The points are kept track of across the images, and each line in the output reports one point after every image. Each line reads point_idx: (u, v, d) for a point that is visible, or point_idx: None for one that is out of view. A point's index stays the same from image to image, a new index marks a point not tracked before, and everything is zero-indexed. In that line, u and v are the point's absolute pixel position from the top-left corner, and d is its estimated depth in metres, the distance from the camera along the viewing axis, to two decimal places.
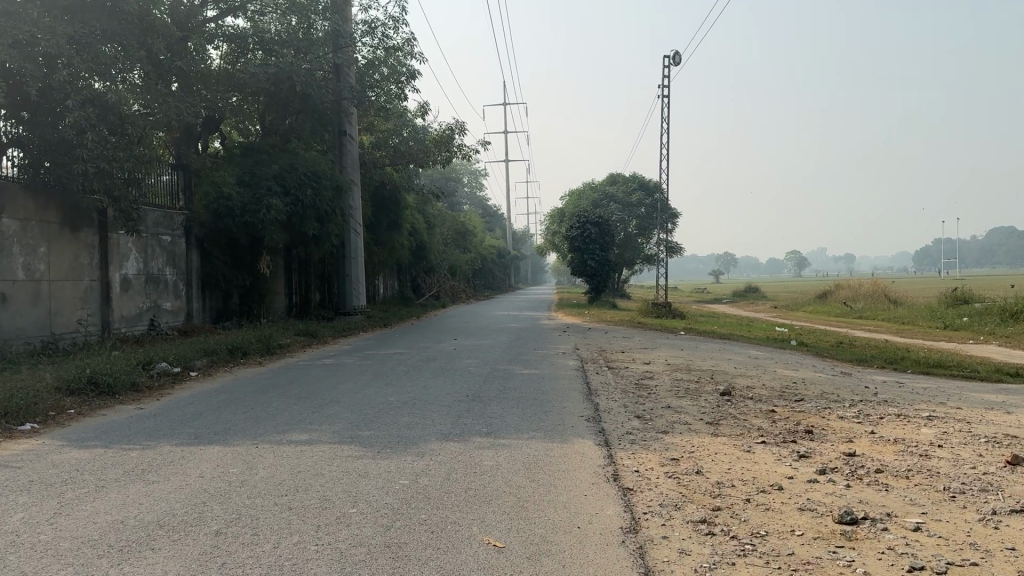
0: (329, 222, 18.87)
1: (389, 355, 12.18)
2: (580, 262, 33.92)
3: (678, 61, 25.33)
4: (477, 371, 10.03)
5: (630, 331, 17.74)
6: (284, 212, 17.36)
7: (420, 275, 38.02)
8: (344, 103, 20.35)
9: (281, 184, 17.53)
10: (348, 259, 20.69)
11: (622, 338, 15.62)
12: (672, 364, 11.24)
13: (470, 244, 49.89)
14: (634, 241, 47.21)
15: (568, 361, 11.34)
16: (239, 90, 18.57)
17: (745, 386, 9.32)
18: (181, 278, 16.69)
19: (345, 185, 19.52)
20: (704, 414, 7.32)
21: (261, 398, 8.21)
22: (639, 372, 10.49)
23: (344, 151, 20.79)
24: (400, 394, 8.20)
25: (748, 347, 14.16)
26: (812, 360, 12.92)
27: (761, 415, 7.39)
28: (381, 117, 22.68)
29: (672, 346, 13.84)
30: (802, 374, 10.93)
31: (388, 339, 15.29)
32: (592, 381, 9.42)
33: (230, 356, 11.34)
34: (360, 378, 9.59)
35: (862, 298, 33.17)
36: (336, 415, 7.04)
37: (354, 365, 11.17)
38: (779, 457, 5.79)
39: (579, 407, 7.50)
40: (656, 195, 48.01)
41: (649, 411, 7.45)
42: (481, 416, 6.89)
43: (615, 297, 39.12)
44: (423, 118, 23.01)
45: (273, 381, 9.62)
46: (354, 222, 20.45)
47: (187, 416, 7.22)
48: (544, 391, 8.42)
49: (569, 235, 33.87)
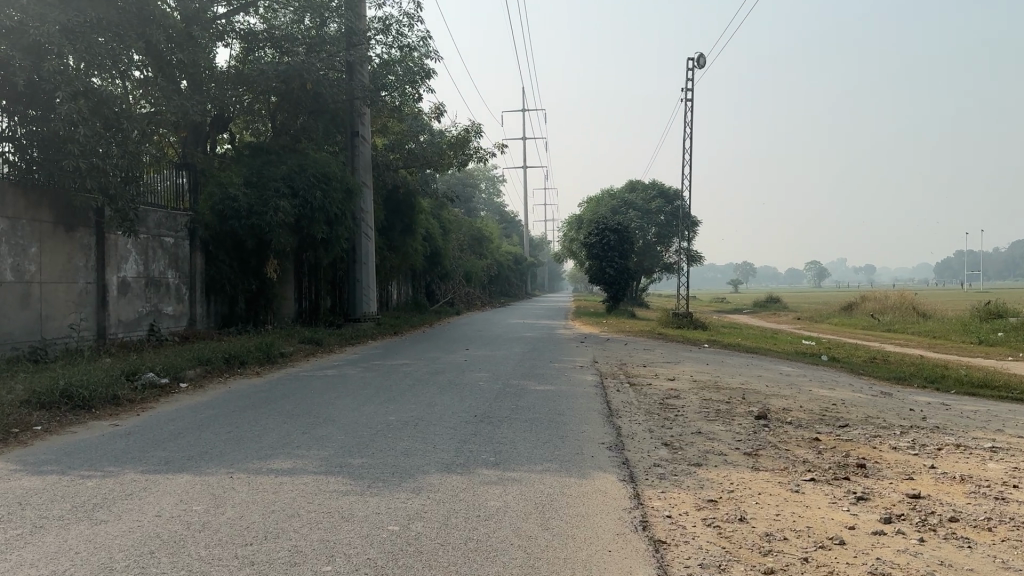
0: (339, 225, 18.20)
1: (396, 366, 11.44)
2: (599, 270, 33.10)
3: (701, 64, 24.55)
4: (487, 387, 9.26)
5: (651, 343, 16.92)
6: (292, 214, 16.69)
7: (435, 281, 37.38)
8: (356, 103, 19.72)
9: (289, 186, 16.87)
10: (359, 264, 20.00)
11: (643, 350, 14.80)
12: (699, 381, 10.41)
13: (485, 251, 49.17)
14: (653, 249, 46.38)
15: (586, 376, 10.54)
16: (248, 88, 17.98)
17: (781, 409, 8.47)
18: (184, 281, 16.06)
19: (356, 187, 18.83)
20: (740, 443, 6.51)
21: (250, 416, 7.48)
22: (663, 390, 9.67)
23: (356, 152, 20.11)
24: (401, 413, 7.44)
25: (778, 363, 13.29)
26: (848, 378, 12.04)
27: (804, 445, 6.57)
28: (396, 118, 22.02)
29: (697, 361, 13.01)
30: (841, 394, 10.06)
31: (397, 349, 14.55)
32: (613, 400, 8.61)
33: (225, 366, 10.65)
34: (360, 393, 8.84)
35: (890, 311, 32.11)
36: (327, 438, 6.30)
37: (356, 377, 10.45)
38: (833, 499, 4.98)
39: (600, 431, 6.71)
40: (676, 203, 47.21)
41: (678, 438, 6.64)
42: (489, 442, 6.12)
43: (634, 306, 38.23)
44: (439, 119, 22.31)
45: (267, 394, 8.90)
46: (366, 225, 19.77)
47: (163, 435, 6.50)
48: (560, 411, 7.63)
49: (588, 242, 33.11)
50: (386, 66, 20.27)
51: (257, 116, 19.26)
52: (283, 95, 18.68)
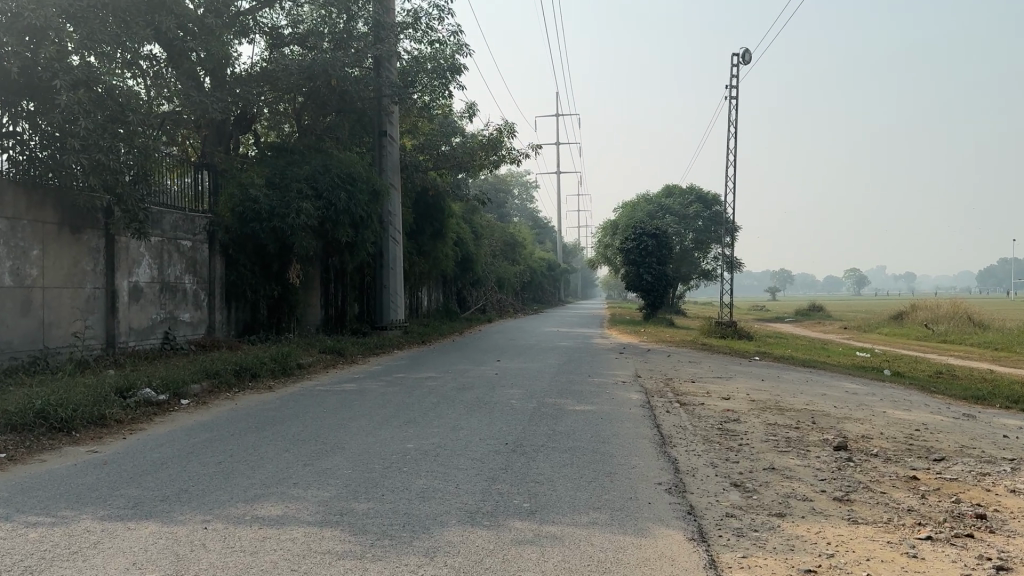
0: (365, 228, 17.31)
1: (421, 380, 10.47)
2: (636, 277, 31.92)
3: (745, 60, 23.37)
4: (519, 407, 8.22)
5: (696, 354, 15.75)
6: (315, 217, 15.84)
7: (466, 288, 36.52)
8: (384, 101, 18.86)
9: (313, 186, 16.03)
10: (386, 270, 19.11)
11: (688, 364, 13.64)
12: (758, 402, 9.28)
13: (518, 257, 48.19)
14: (690, 255, 45.05)
15: (631, 394, 9.46)
16: (272, 86, 17.22)
17: (861, 438, 7.30)
18: (202, 287, 15.31)
19: (383, 189, 17.93)
20: (826, 485, 5.40)
21: (248, 440, 6.54)
22: (718, 412, 8.56)
23: (384, 153, 19.23)
24: (422, 439, 6.44)
25: (840, 379, 12.07)
26: (923, 397, 10.78)
27: (903, 487, 5.43)
28: (425, 118, 21.14)
29: (750, 377, 11.85)
30: (921, 417, 8.84)
31: (423, 360, 13.59)
32: (664, 424, 7.53)
33: (235, 380, 9.78)
34: (378, 413, 7.87)
35: (944, 321, 30.40)
36: (333, 472, 5.33)
37: (376, 393, 9.50)
38: (966, 570, 3.86)
39: (655, 466, 5.66)
40: (714, 207, 45.88)
41: (750, 477, 5.54)
42: (522, 480, 5.09)
43: (672, 314, 36.93)
44: (471, 119, 21.36)
45: (275, 413, 7.98)
46: (393, 228, 18.88)
47: (143, 467, 5.59)
48: (605, 438, 6.57)
49: (624, 247, 31.96)
50: (416, 63, 19.41)
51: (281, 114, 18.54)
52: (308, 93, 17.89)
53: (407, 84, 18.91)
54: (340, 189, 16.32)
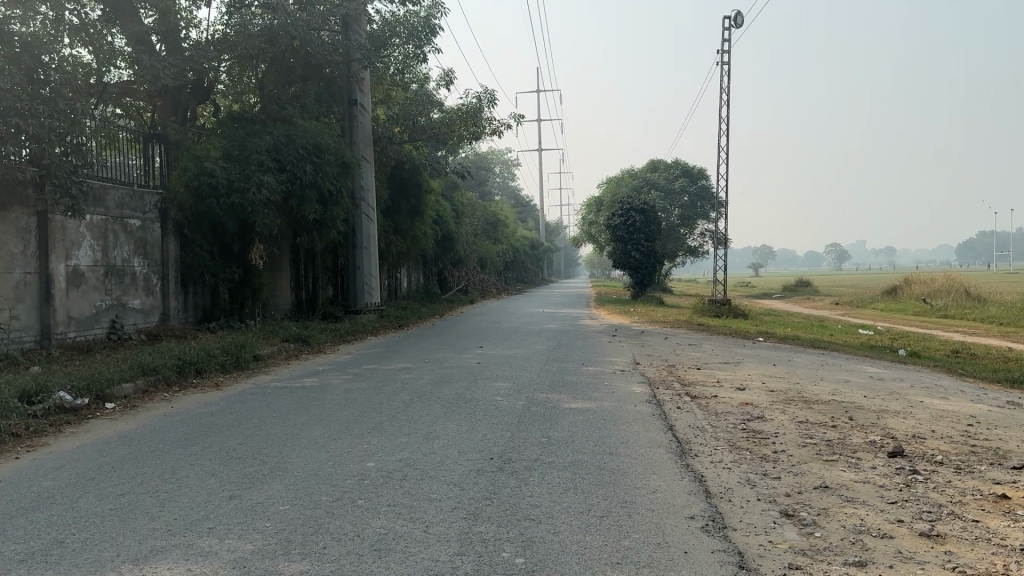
0: (334, 204, 15.93)
1: (393, 373, 9.22)
2: (623, 254, 30.78)
3: (738, 22, 22.07)
4: (504, 406, 6.99)
5: (694, 336, 14.57)
6: (278, 191, 14.46)
7: (447, 268, 35.25)
8: (354, 67, 17.43)
9: (275, 158, 14.65)
10: (359, 249, 17.74)
11: (688, 347, 12.46)
12: (779, 393, 8.12)
13: (500, 236, 46.91)
14: (677, 231, 43.88)
15: (633, 386, 8.26)
16: (229, 50, 15.77)
17: (912, 438, 6.14)
18: (154, 270, 13.94)
19: (354, 161, 16.54)
20: (902, 513, 4.20)
21: (169, 460, 5.28)
22: (736, 407, 7.38)
23: (355, 123, 17.82)
24: (387, 455, 5.20)
25: (858, 362, 10.92)
26: (956, 381, 9.63)
27: (1000, 513, 4.24)
28: (398, 87, 19.73)
29: (760, 362, 10.68)
30: (967, 408, 7.67)
31: (398, 348, 12.31)
32: (678, 426, 6.33)
33: (177, 378, 8.53)
34: (339, 417, 6.63)
35: (941, 295, 29.40)
36: (267, 510, 4.09)
37: (340, 389, 8.26)
38: None
39: (680, 489, 4.46)
40: (700, 182, 44.75)
41: (802, 502, 4.36)
42: (509, 518, 3.86)
43: (660, 292, 35.82)
44: (448, 87, 19.95)
45: (217, 419, 6.74)
46: (366, 204, 17.53)
47: (21, 503, 4.34)
48: (611, 449, 5.37)
49: (611, 223, 30.73)
50: (388, 26, 17.95)
51: (240, 81, 17.12)
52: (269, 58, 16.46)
53: (378, 48, 17.46)
54: (306, 160, 14.95)
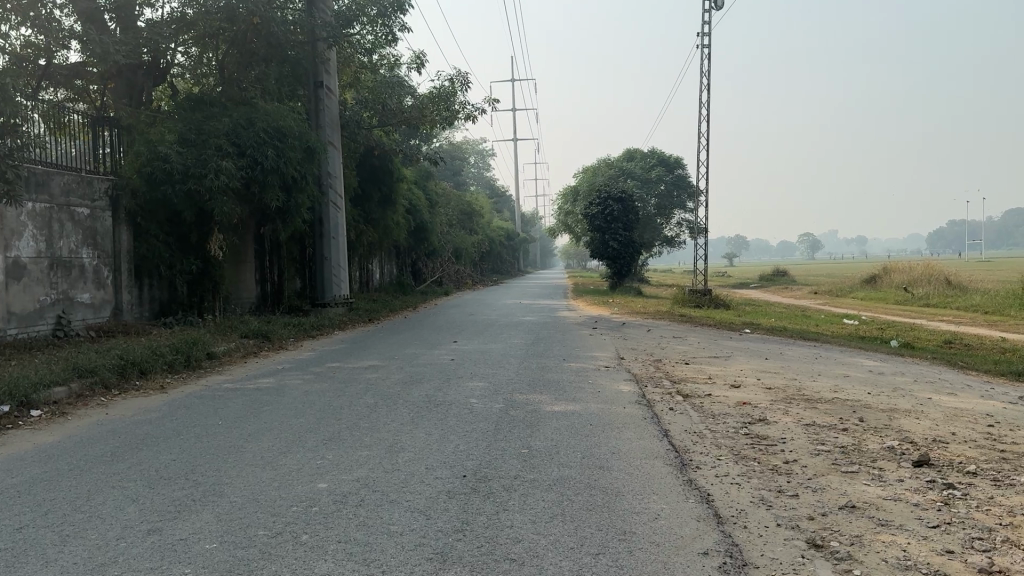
0: (299, 191, 15.09)
1: (358, 373, 8.47)
2: (601, 244, 30.14)
3: (717, 4, 21.41)
4: (479, 410, 6.27)
5: (678, 328, 13.93)
6: (237, 177, 13.61)
7: (421, 259, 34.43)
8: (319, 46, 16.55)
9: (235, 143, 13.78)
10: (326, 238, 16.90)
11: (673, 340, 11.82)
12: (777, 391, 7.49)
13: (476, 227, 46.12)
14: (653, 221, 43.34)
15: (619, 384, 7.58)
16: (185, 27, 14.82)
17: (932, 442, 5.52)
18: (105, 261, 13.03)
19: (320, 146, 15.70)
20: (951, 541, 3.55)
21: (87, 482, 4.51)
22: (732, 407, 6.75)
23: (321, 106, 16.93)
24: (342, 475, 4.48)
25: (852, 355, 10.32)
26: (960, 375, 9.05)
27: None
28: (367, 68, 18.84)
29: (750, 355, 10.06)
30: (982, 405, 7.08)
31: (367, 344, 11.52)
32: (674, 432, 5.66)
33: (118, 381, 7.72)
34: (292, 426, 5.89)
35: (921, 284, 29.08)
36: (189, 551, 3.36)
37: (300, 391, 7.50)
38: None
39: (687, 514, 3.79)
40: (677, 171, 44.24)
41: (829, 528, 3.71)
42: (485, 559, 3.17)
43: (637, 282, 35.26)
44: (419, 69, 19.09)
45: (154, 429, 5.96)
46: (333, 192, 16.70)
47: None
48: (601, 462, 4.69)
49: (588, 212, 30.06)
50: (355, 4, 17.08)
51: (198, 62, 16.20)
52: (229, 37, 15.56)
53: (344, 27, 16.59)
54: (268, 145, 14.09)
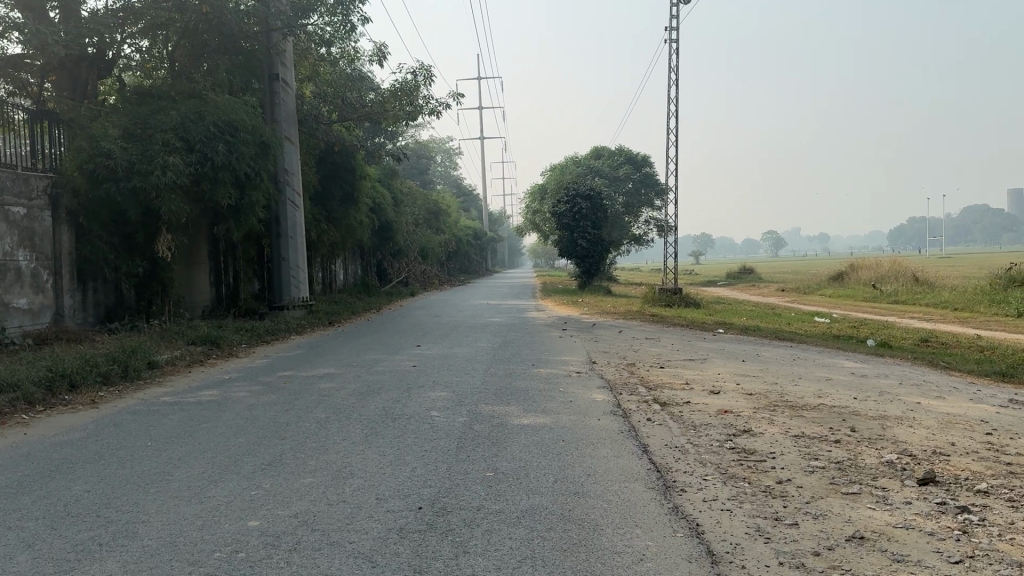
0: (253, 188, 14.37)
1: (311, 382, 7.85)
2: (569, 243, 29.69)
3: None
4: (439, 425, 5.71)
5: (651, 329, 13.46)
6: (186, 174, 12.87)
7: (387, 260, 33.71)
8: (275, 38, 15.83)
9: (183, 137, 13.04)
10: (283, 238, 16.19)
11: (646, 342, 11.34)
12: (760, 398, 7.01)
13: (443, 226, 45.42)
14: (622, 219, 43.02)
15: (591, 392, 7.05)
16: (131, 16, 14.04)
17: (934, 455, 5.07)
18: (45, 264, 12.21)
19: (275, 141, 14.98)
20: None
21: None
22: (714, 417, 6.26)
23: (277, 100, 16.20)
24: (278, 510, 3.89)
25: (832, 357, 9.91)
26: (944, 377, 8.67)
27: None
28: (326, 61, 18.13)
29: (727, 358, 9.61)
30: (975, 410, 6.67)
31: (324, 350, 10.87)
32: (653, 448, 5.14)
33: (44, 395, 7.04)
34: (230, 447, 5.29)
35: (889, 281, 29.03)
36: None
37: (245, 404, 6.89)
38: None
39: (676, 554, 3.28)
40: (645, 169, 43.99)
41: (840, 566, 3.22)
42: None
43: (606, 281, 34.84)
44: (380, 63, 18.43)
45: (75, 452, 5.33)
46: (291, 190, 15.99)
47: None
48: (575, 488, 4.16)
49: (556, 210, 29.57)
50: None
51: (147, 54, 15.43)
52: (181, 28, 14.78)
53: (300, 17, 15.89)
54: (219, 140, 13.37)
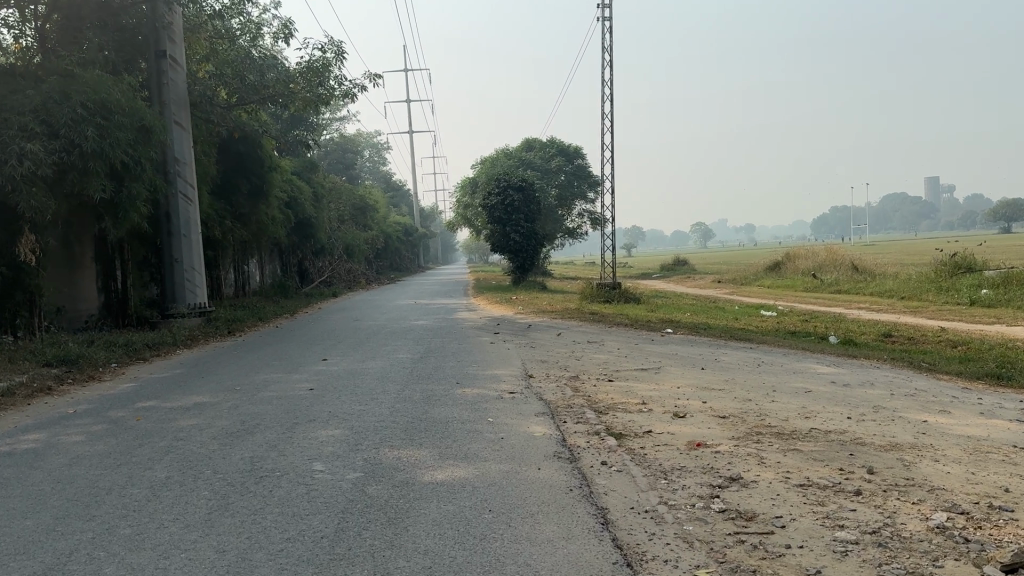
0: (134, 181, 12.22)
1: (168, 420, 6.11)
2: (501, 237, 28.27)
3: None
4: (320, 488, 4.11)
5: (593, 331, 12.09)
6: (48, 164, 10.67)
7: (307, 258, 31.61)
8: (161, 8, 13.74)
9: (44, 120, 10.75)
10: (175, 236, 14.21)
11: (589, 347, 9.95)
12: (736, 423, 5.61)
13: (369, 222, 43.32)
14: (555, 211, 41.82)
15: (528, 422, 5.54)
16: None
17: (993, 513, 3.74)
18: None
19: (161, 126, 12.94)
20: None
21: None
22: (684, 454, 4.81)
23: (165, 80, 13.97)
24: None
25: (802, 361, 8.66)
26: (933, 383, 7.52)
27: None
28: (223, 37, 16.12)
29: (684, 366, 8.25)
30: (997, 433, 5.45)
31: (210, 368, 9.09)
32: (616, 518, 3.64)
33: None
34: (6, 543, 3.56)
35: (828, 270, 28.54)
36: None
37: (66, 457, 5.11)
38: None
39: None
40: (577, 160, 42.91)
41: None
42: None
43: (541, 277, 33.57)
44: (287, 41, 16.59)
45: None
46: (182, 181, 14.09)
47: None
48: None
49: (487, 203, 28.06)
50: None
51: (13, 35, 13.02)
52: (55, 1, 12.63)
53: None
54: (89, 122, 11.10)
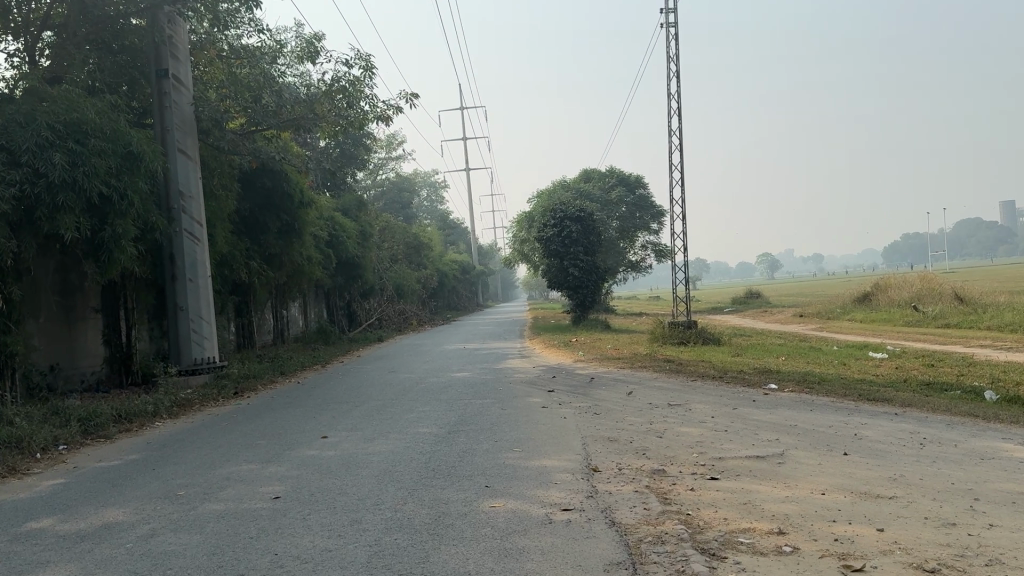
0: (119, 217, 10.39)
1: (32, 568, 3.93)
2: (559, 272, 26.01)
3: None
4: None
5: (672, 386, 9.66)
6: (6, 199, 8.86)
7: (355, 300, 29.85)
8: (161, 21, 12.09)
9: (3, 146, 9.04)
10: (180, 281, 12.36)
11: (672, 414, 7.52)
12: None
13: (424, 260, 41.65)
14: (616, 244, 39.45)
15: None
16: None
17: None
18: None
19: (155, 153, 11.14)
20: None
21: None
22: None
23: (166, 104, 12.23)
24: None
25: (983, 439, 6.07)
26: None
27: None
28: (241, 58, 14.43)
29: (816, 449, 5.76)
30: None
31: (178, 452, 6.97)
32: None
33: None
34: None
35: (928, 300, 25.40)
36: None
37: None
38: None
39: None
40: (639, 190, 40.54)
41: None
42: None
43: (604, 314, 31.15)
44: (311, 60, 14.81)
45: None
46: (187, 218, 12.29)
47: None
48: None
49: (543, 236, 25.89)
50: None
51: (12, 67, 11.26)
52: (57, 22, 11.29)
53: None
54: (58, 148, 9.33)
